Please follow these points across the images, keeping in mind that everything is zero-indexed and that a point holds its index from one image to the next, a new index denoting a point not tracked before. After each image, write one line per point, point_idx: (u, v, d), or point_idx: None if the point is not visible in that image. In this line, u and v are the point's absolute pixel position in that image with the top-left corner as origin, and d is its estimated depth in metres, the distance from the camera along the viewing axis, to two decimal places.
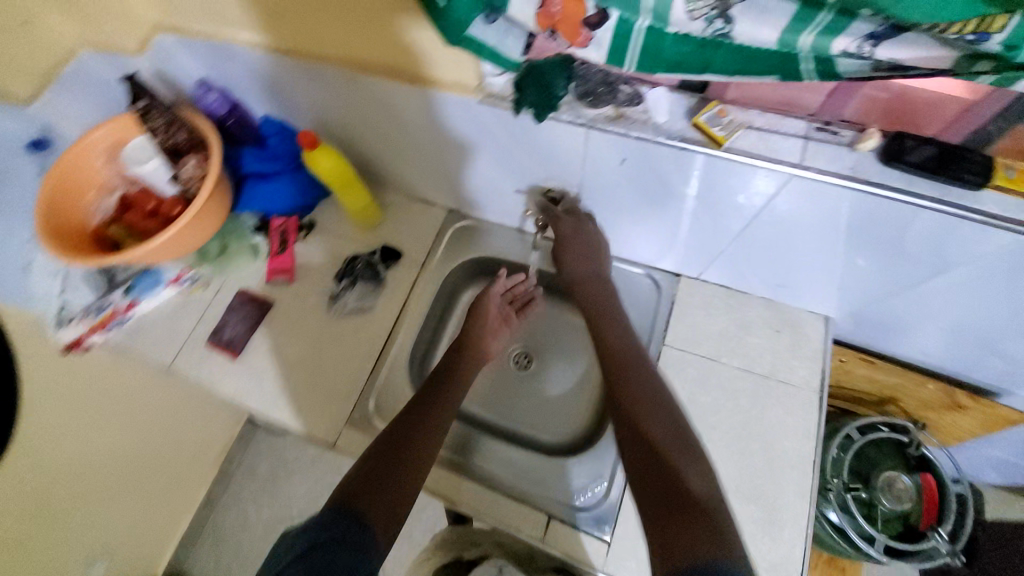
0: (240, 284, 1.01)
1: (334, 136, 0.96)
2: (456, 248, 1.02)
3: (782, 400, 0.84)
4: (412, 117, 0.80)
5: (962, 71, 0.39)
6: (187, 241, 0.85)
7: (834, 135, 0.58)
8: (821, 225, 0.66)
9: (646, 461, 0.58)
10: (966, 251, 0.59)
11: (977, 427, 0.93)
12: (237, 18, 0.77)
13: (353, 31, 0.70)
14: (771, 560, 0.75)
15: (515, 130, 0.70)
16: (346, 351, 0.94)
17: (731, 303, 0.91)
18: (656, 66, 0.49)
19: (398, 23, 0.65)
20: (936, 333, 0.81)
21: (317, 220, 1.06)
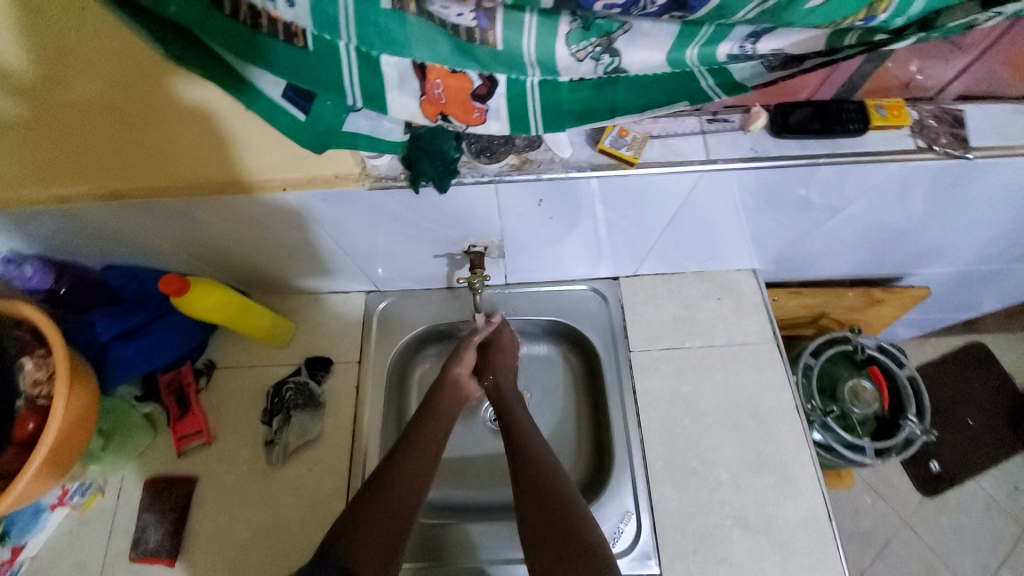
0: (148, 471, 0.83)
1: (203, 261, 0.81)
2: (389, 331, 0.93)
3: (750, 361, 0.86)
4: (294, 222, 0.68)
5: (837, 45, 0.40)
6: (68, 455, 0.67)
7: (725, 123, 0.61)
8: (735, 201, 0.68)
9: None
10: (863, 184, 0.66)
11: (896, 312, 1.03)
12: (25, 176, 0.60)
13: (191, 149, 0.58)
14: (801, 516, 0.77)
15: (417, 205, 0.63)
16: (309, 498, 0.80)
17: (671, 286, 0.92)
18: (562, 121, 0.47)
19: (243, 125, 0.55)
20: (844, 251, 0.89)
21: (215, 358, 0.90)
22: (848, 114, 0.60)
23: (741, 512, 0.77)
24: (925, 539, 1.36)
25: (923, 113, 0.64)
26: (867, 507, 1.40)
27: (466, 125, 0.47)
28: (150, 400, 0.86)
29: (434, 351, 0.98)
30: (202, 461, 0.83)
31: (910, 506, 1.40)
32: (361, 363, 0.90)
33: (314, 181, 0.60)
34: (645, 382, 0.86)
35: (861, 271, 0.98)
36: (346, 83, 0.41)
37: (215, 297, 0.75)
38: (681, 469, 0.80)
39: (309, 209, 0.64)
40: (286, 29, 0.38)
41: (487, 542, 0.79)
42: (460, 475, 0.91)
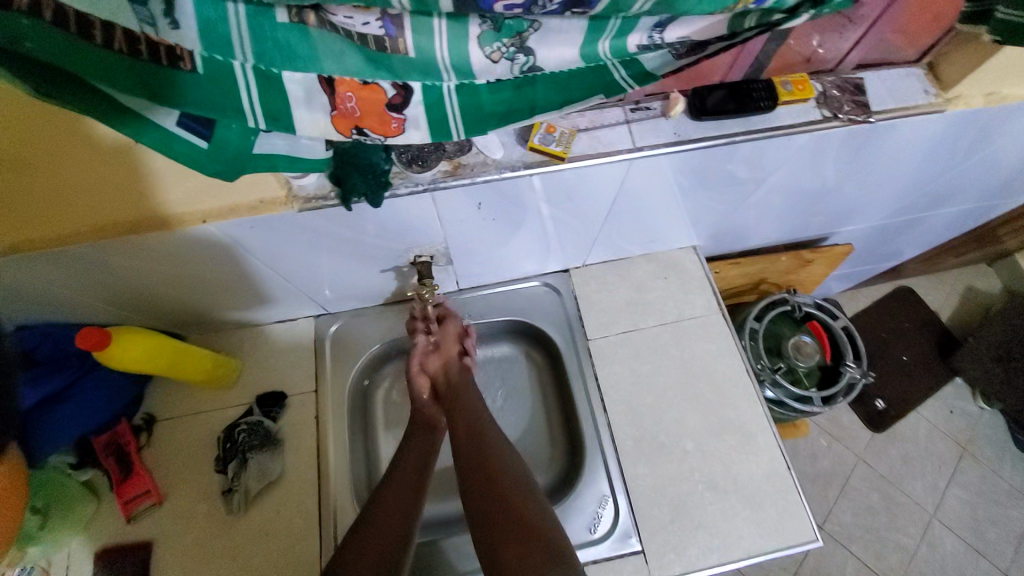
0: (93, 543, 0.76)
1: (127, 307, 0.74)
2: (344, 353, 0.90)
3: (700, 333, 0.90)
4: (223, 253, 0.64)
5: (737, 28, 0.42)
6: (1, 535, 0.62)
7: (647, 111, 0.63)
8: (667, 183, 0.70)
9: None
10: (778, 156, 0.70)
11: (825, 269, 1.11)
12: None
13: (98, 184, 0.54)
14: (765, 472, 0.81)
15: (353, 222, 0.61)
16: (279, 541, 0.76)
17: (620, 271, 0.95)
18: (485, 124, 0.47)
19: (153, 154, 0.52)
20: (772, 219, 0.95)
21: (155, 410, 0.83)
22: (758, 93, 0.63)
23: (709, 476, 0.81)
24: (877, 470, 1.48)
25: (827, 85, 0.69)
26: (824, 450, 1.51)
27: (384, 137, 0.45)
28: (87, 465, 0.78)
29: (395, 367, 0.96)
30: (154, 522, 0.77)
31: (861, 443, 1.52)
32: (318, 392, 0.86)
33: (237, 208, 0.56)
34: (606, 368, 0.88)
35: (790, 235, 1.04)
36: (247, 105, 0.40)
37: (143, 345, 0.69)
38: (650, 445, 0.83)
39: (237, 238, 0.60)
40: (170, 53, 0.35)
41: (471, 551, 0.78)
42: (438, 489, 0.89)
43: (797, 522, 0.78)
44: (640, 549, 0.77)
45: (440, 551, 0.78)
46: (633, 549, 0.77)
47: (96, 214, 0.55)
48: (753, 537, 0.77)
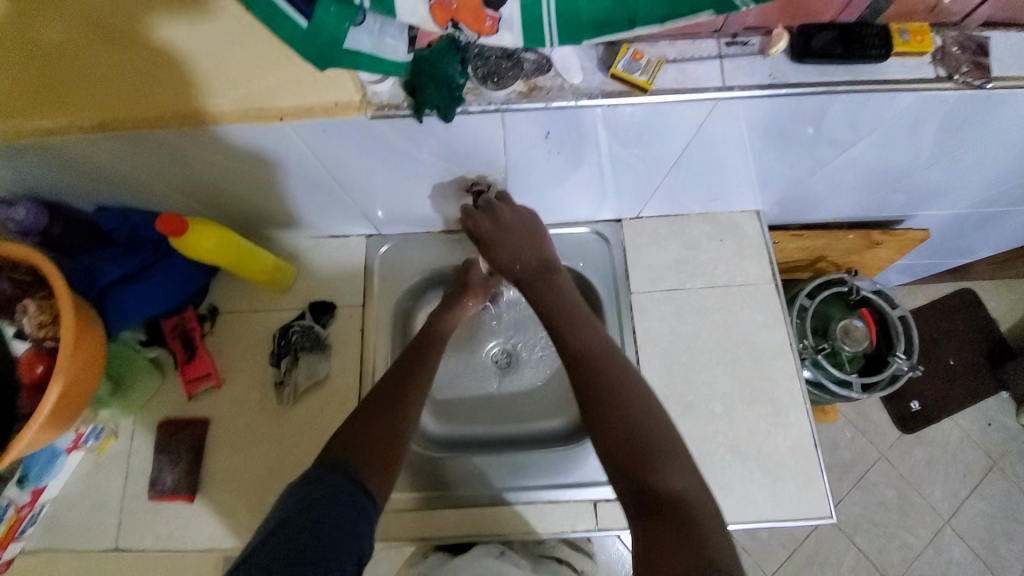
0: (160, 413, 0.85)
1: (199, 200, 0.78)
2: (392, 274, 0.93)
3: (749, 301, 0.88)
4: (293, 155, 0.65)
5: None
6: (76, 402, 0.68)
7: (744, 46, 0.59)
8: (747, 135, 0.66)
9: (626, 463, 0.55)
10: (874, 117, 0.64)
11: (892, 254, 1.04)
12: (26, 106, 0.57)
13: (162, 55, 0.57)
14: (790, 446, 0.81)
15: (419, 137, 0.61)
16: (321, 436, 0.83)
17: (675, 228, 0.92)
18: (581, 33, 0.48)
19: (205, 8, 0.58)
20: (848, 193, 0.89)
21: (218, 303, 0.90)
22: (871, 39, 0.57)
23: (732, 440, 0.81)
24: (899, 469, 1.45)
25: (947, 40, 0.61)
26: (847, 441, 1.49)
27: (477, 35, 0.47)
28: (155, 345, 0.86)
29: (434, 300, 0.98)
30: (213, 403, 0.85)
31: (887, 440, 1.48)
32: (365, 307, 0.90)
33: (314, 110, 0.56)
34: (646, 322, 0.87)
35: (863, 213, 0.98)
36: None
37: (215, 239, 0.72)
38: (678, 403, 0.83)
39: (309, 140, 0.61)
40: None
41: (493, 472, 0.83)
42: (466, 414, 0.94)
43: (813, 497, 0.78)
44: None
45: (460, 469, 0.83)
46: None
47: (184, 100, 0.56)
48: (766, 504, 0.78)
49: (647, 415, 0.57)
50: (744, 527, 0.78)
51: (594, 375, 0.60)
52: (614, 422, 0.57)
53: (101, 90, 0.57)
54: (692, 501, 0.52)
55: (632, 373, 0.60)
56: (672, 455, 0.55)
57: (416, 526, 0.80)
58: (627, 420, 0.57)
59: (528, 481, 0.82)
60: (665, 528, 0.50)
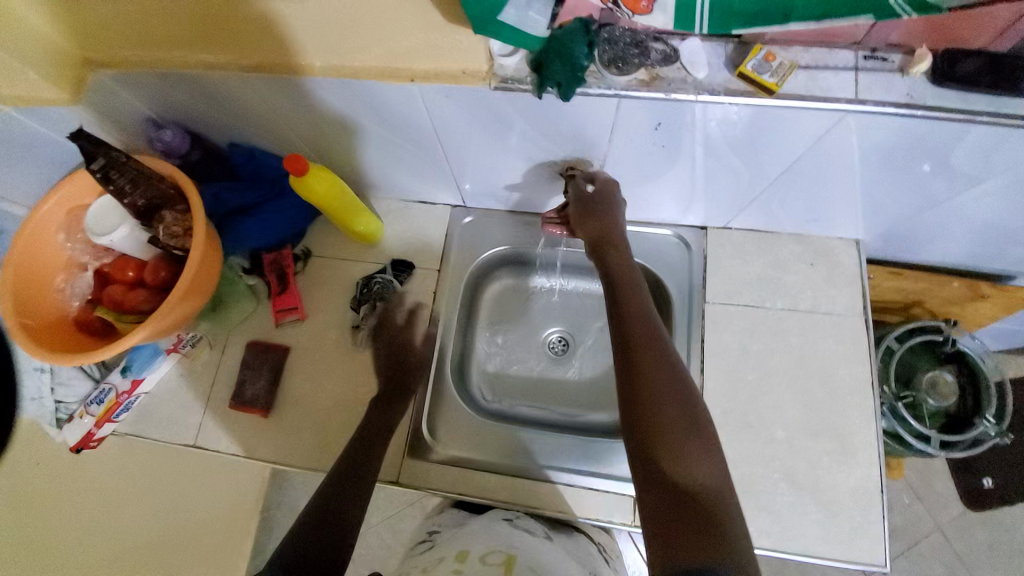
0: (249, 334, 0.94)
1: (316, 151, 0.86)
2: (470, 246, 0.97)
3: (831, 331, 0.84)
4: (409, 117, 0.70)
5: None
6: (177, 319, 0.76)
7: (883, 62, 0.56)
8: (867, 156, 0.63)
9: (654, 445, 0.57)
10: (1014, 156, 0.59)
11: (999, 311, 0.96)
12: (198, 42, 0.65)
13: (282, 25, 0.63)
14: (851, 486, 0.77)
15: (534, 113, 0.63)
16: (384, 382, 0.89)
17: (763, 245, 0.89)
18: (727, 22, 0.54)
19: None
20: (962, 237, 0.82)
21: (312, 246, 0.98)
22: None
23: (789, 468, 0.79)
24: (957, 548, 1.33)
25: None
26: (903, 506, 1.37)
27: (631, 12, 0.54)
28: (254, 273, 0.94)
29: (502, 276, 1.02)
30: (296, 334, 0.93)
31: (950, 515, 1.36)
32: (441, 272, 0.95)
33: (441, 74, 0.60)
34: (715, 333, 0.86)
35: (974, 262, 0.90)
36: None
37: (325, 187, 0.79)
38: (737, 420, 0.81)
39: (429, 104, 0.65)
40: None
41: (538, 450, 0.85)
42: (517, 390, 0.97)
43: (869, 543, 0.75)
44: None
45: (503, 440, 0.86)
46: None
47: (329, 54, 0.62)
48: (816, 539, 0.75)
49: (681, 411, 0.58)
50: (787, 556, 0.75)
51: (632, 352, 0.62)
52: (642, 399, 0.59)
53: (258, 40, 0.64)
54: (715, 494, 0.54)
55: (667, 354, 0.62)
56: (702, 436, 0.57)
57: (457, 482, 0.83)
58: (661, 399, 0.59)
59: (573, 464, 0.84)
60: (689, 511, 0.52)
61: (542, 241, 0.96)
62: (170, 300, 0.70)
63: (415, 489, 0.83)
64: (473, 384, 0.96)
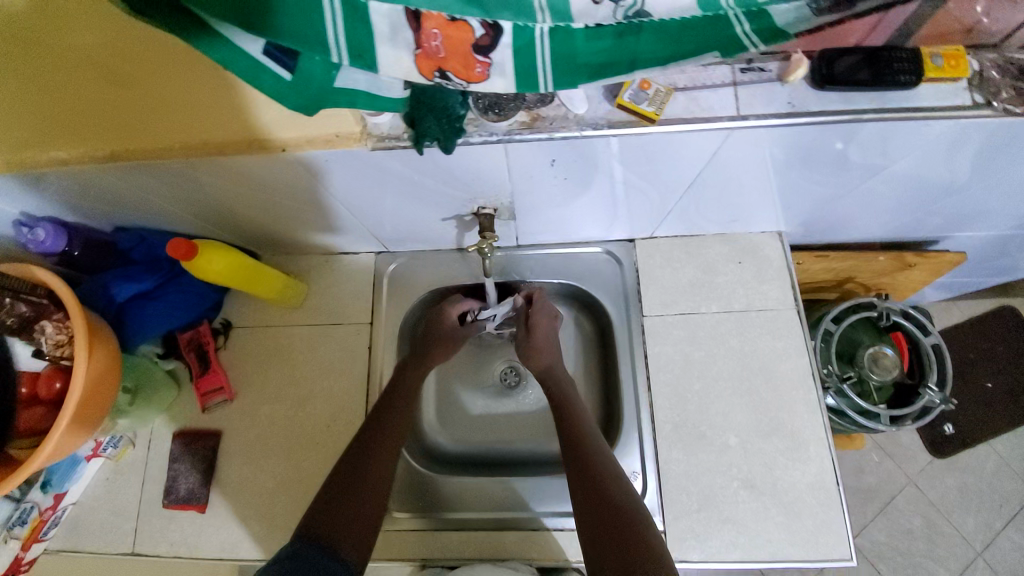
0: (175, 424, 0.88)
1: (214, 222, 0.81)
2: (400, 295, 0.93)
3: (768, 327, 0.84)
4: (295, 181, 0.66)
5: None
6: (82, 432, 0.70)
7: (761, 73, 0.57)
8: (760, 164, 0.63)
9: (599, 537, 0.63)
10: (907, 142, 0.59)
11: (926, 276, 0.97)
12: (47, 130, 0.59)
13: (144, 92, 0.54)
14: (808, 482, 0.77)
15: (423, 164, 0.60)
16: (326, 454, 0.84)
17: (690, 250, 0.88)
18: (576, 78, 0.40)
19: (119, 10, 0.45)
20: (877, 216, 0.83)
21: (231, 317, 0.92)
22: (900, 63, 0.53)
23: (747, 474, 0.78)
24: (928, 495, 1.31)
25: (984, 63, 0.56)
26: (874, 465, 1.34)
27: (466, 82, 0.39)
28: (172, 357, 0.89)
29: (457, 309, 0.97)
30: (226, 414, 0.88)
31: (917, 465, 1.34)
32: (372, 325, 0.90)
33: (316, 140, 0.57)
34: (658, 347, 0.85)
35: (895, 234, 0.91)
36: (329, 34, 0.35)
37: (227, 261, 0.75)
38: (690, 432, 0.80)
39: (310, 170, 0.62)
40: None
41: (498, 496, 0.82)
42: (472, 432, 0.94)
43: (832, 537, 0.74)
44: (661, 530, 0.76)
45: (461, 492, 0.83)
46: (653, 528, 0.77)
47: (200, 133, 0.59)
48: (782, 541, 0.75)
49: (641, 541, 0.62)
50: (758, 565, 0.74)
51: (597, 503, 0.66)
52: (605, 527, 0.64)
53: (120, 122, 0.58)
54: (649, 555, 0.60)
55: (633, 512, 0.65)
56: (649, 549, 0.61)
57: (421, 547, 0.80)
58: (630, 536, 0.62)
59: (557, 504, 0.81)
60: None
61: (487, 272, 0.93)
62: (65, 414, 0.64)
63: (380, 560, 0.79)
64: (431, 432, 0.93)
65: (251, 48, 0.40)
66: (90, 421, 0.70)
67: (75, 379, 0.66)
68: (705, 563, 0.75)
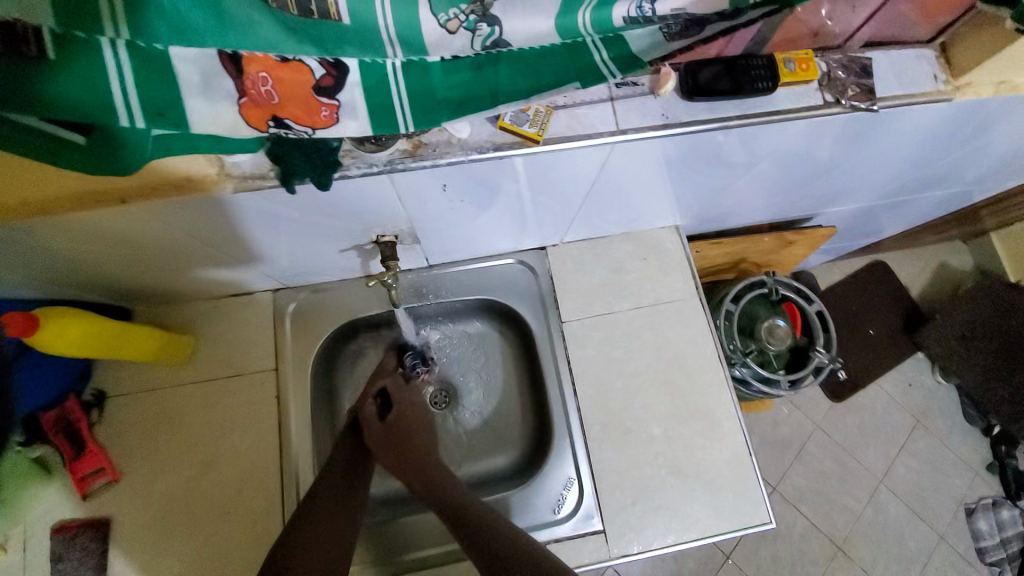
0: (51, 519, 0.74)
1: (61, 285, 0.70)
2: (306, 333, 0.85)
3: (678, 318, 0.88)
4: (154, 230, 0.57)
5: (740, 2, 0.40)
6: None
7: (634, 87, 0.58)
8: (648, 169, 0.65)
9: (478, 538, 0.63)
10: (772, 140, 0.64)
11: (805, 250, 1.08)
12: None
13: None
14: (726, 457, 0.82)
15: (303, 201, 0.55)
16: (239, 522, 0.76)
17: (598, 251, 0.90)
18: (437, 113, 0.41)
19: None
20: (759, 203, 0.90)
21: (104, 384, 0.80)
22: (757, 71, 0.57)
23: (673, 460, 0.81)
24: (833, 436, 1.47)
25: (831, 64, 0.61)
26: (785, 417, 1.48)
27: (311, 129, 0.39)
28: (37, 443, 0.74)
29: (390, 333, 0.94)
30: (109, 500, 0.75)
31: (820, 411, 1.49)
32: (278, 369, 0.83)
33: (165, 186, 0.51)
34: (580, 352, 0.86)
35: (777, 215, 0.99)
36: (119, 101, 0.33)
37: (79, 328, 0.64)
38: (617, 430, 0.83)
39: (164, 219, 0.55)
40: (8, 32, 0.29)
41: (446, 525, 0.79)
42: None
43: (754, 505, 0.80)
44: (601, 529, 0.78)
45: (405, 532, 0.79)
46: (594, 529, 0.78)
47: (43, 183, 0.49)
48: (711, 518, 0.79)
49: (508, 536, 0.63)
50: (692, 544, 0.79)
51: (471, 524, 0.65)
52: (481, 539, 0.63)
53: None
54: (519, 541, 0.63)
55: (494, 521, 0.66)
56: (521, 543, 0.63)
57: None
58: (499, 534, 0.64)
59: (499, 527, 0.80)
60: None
61: (405, 295, 0.88)
62: None
63: None
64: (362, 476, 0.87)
65: (26, 117, 0.34)
66: None
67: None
68: (644, 553, 0.78)
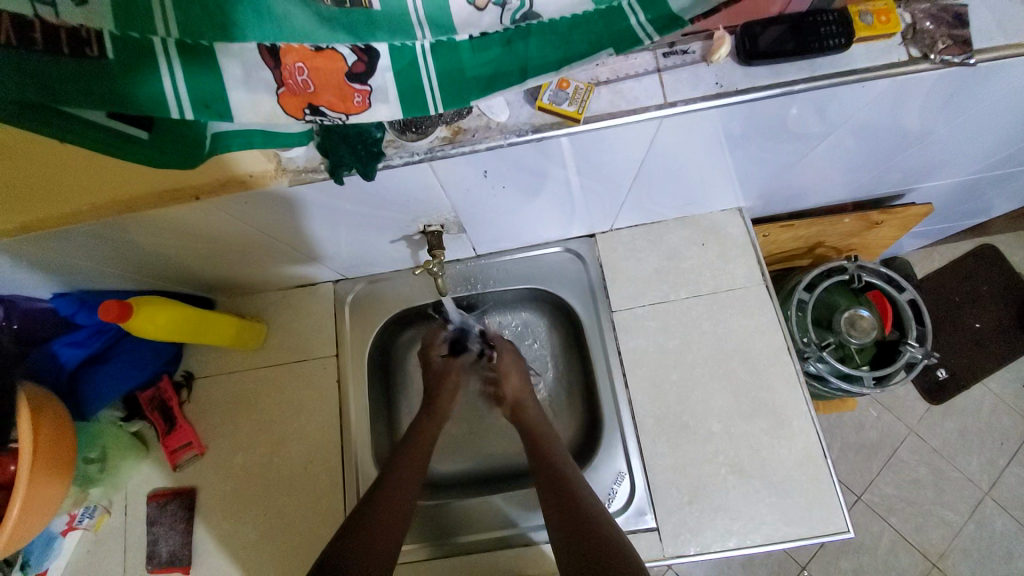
0: (148, 486, 0.84)
1: (155, 277, 0.78)
2: (364, 321, 0.90)
3: (740, 307, 0.82)
4: (226, 225, 0.63)
5: None
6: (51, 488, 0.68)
7: (685, 55, 0.55)
8: (702, 146, 0.61)
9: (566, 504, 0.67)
10: (848, 106, 0.57)
11: (894, 232, 0.96)
12: None
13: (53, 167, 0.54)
14: (796, 457, 0.75)
15: (353, 193, 0.58)
16: (305, 496, 0.81)
17: (652, 237, 0.86)
18: (466, 92, 0.41)
19: None
20: (837, 180, 0.81)
21: (192, 367, 0.89)
22: (828, 28, 0.51)
23: (734, 459, 0.76)
24: (931, 443, 1.30)
25: (917, 15, 0.54)
26: (872, 420, 1.33)
27: (345, 114, 0.40)
28: (135, 419, 0.85)
29: (440, 323, 0.96)
30: (197, 471, 0.84)
31: (916, 414, 1.32)
32: (339, 355, 0.88)
33: (232, 183, 0.55)
34: (631, 342, 0.83)
35: (859, 193, 0.89)
36: (170, 94, 0.35)
37: (166, 315, 0.71)
38: (673, 424, 0.79)
39: (232, 214, 0.60)
40: (74, 38, 0.31)
41: (495, 507, 0.81)
42: (457, 449, 0.93)
43: (829, 511, 0.73)
44: (654, 527, 0.75)
45: (457, 514, 0.81)
46: (647, 525, 0.75)
47: (134, 185, 0.56)
48: (778, 523, 0.73)
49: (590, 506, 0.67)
50: (756, 549, 0.73)
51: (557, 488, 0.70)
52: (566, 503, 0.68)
53: (29, 194, 0.55)
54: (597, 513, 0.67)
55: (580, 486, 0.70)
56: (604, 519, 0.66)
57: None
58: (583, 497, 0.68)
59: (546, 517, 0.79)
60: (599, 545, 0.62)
61: (454, 285, 0.91)
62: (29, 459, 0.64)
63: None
64: None
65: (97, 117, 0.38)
66: (49, 491, 0.67)
67: (21, 455, 0.64)
68: (703, 556, 0.74)
